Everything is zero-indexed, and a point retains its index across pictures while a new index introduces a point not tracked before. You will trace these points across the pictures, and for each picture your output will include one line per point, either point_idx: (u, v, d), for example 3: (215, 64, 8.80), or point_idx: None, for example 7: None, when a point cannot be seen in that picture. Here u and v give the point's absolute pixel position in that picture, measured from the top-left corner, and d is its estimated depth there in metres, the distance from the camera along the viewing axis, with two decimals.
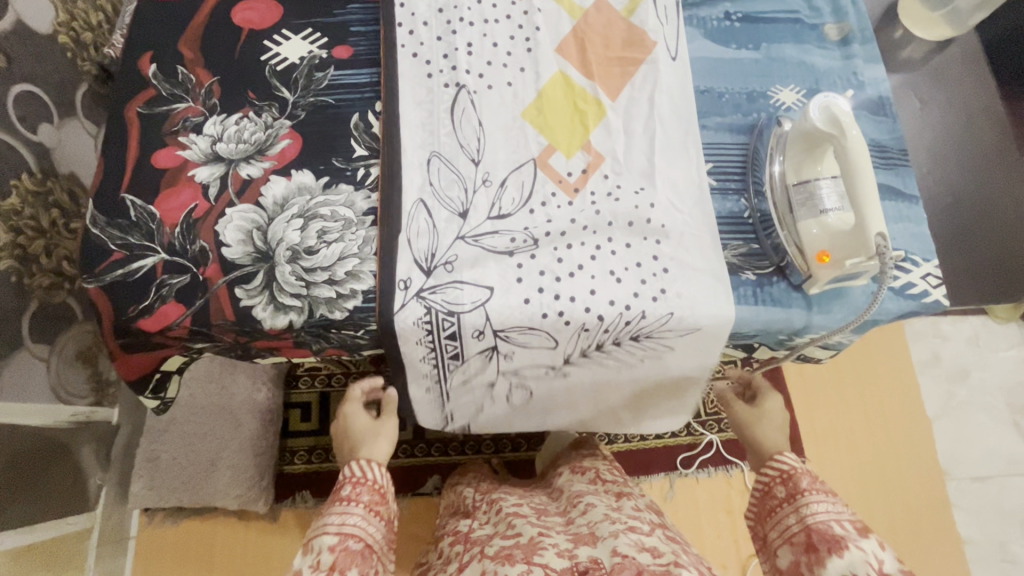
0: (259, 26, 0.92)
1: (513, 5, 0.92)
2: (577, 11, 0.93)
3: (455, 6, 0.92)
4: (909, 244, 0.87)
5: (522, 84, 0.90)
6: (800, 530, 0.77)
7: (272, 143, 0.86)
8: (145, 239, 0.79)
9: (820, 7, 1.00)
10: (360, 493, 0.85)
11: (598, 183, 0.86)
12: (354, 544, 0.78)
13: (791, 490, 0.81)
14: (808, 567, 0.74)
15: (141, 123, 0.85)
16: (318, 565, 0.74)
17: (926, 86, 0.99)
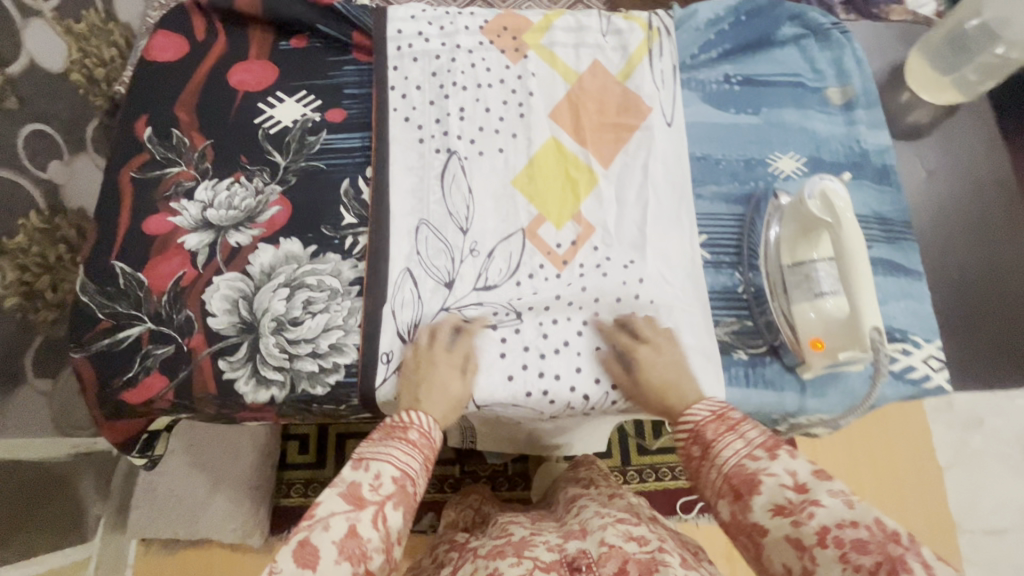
0: (254, 88, 0.93)
1: (508, 69, 0.91)
2: (572, 75, 0.91)
3: (449, 69, 0.91)
4: (911, 322, 0.84)
5: (513, 152, 0.89)
6: (722, 481, 0.65)
7: (261, 210, 0.86)
8: (132, 308, 0.80)
9: (823, 70, 0.97)
10: (424, 444, 0.69)
11: (587, 254, 0.85)
12: (410, 487, 0.65)
13: (703, 446, 0.68)
14: (743, 514, 0.62)
15: (134, 187, 0.86)
16: (377, 488, 0.62)
17: (929, 156, 0.97)
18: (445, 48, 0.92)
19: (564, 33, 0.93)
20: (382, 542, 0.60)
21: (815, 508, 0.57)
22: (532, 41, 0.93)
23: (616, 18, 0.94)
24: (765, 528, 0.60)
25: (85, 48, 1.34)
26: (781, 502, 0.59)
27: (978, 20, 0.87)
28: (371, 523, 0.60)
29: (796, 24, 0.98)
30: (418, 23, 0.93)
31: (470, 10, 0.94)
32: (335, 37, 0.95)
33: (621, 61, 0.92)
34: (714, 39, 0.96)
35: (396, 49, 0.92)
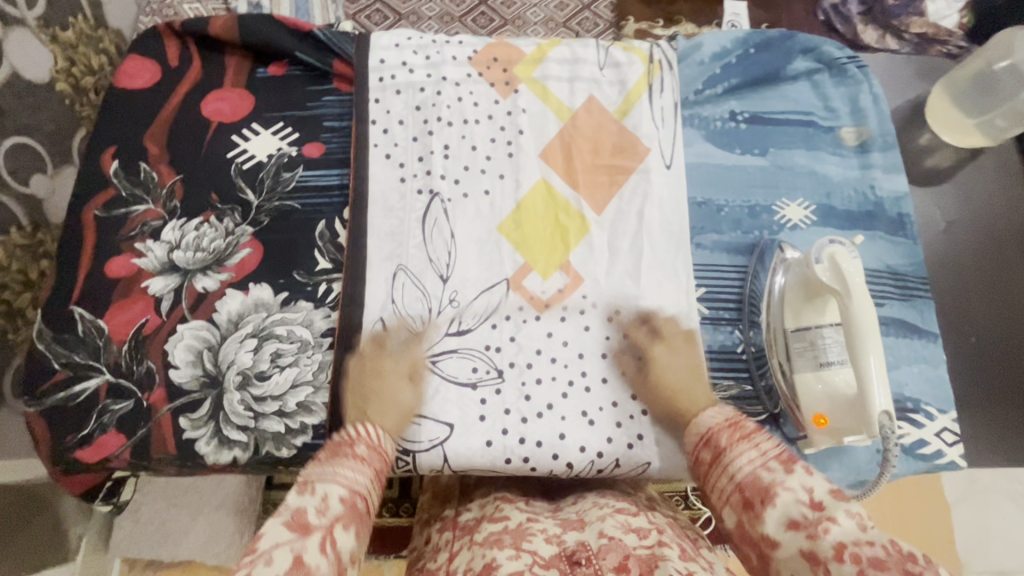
0: (229, 119, 0.88)
1: (497, 103, 0.86)
2: (565, 112, 0.86)
3: (433, 103, 0.86)
4: (924, 391, 0.78)
5: (500, 195, 0.84)
6: (733, 490, 0.59)
7: (231, 253, 0.81)
8: (90, 359, 0.75)
9: (837, 107, 0.91)
10: (373, 458, 0.63)
11: (573, 303, 0.80)
12: (361, 505, 0.58)
13: (716, 451, 0.63)
14: (751, 526, 0.56)
15: (98, 226, 0.81)
16: (324, 513, 0.54)
17: (946, 205, 0.90)
18: (430, 79, 0.87)
19: (558, 65, 0.87)
20: (332, 568, 0.52)
21: (830, 524, 0.51)
22: (523, 73, 0.87)
23: (615, 51, 0.88)
24: (777, 543, 0.53)
25: (73, 54, 1.09)
26: (797, 518, 0.53)
27: (1007, 61, 0.85)
28: (318, 551, 0.51)
29: (809, 57, 0.91)
30: (402, 53, 0.87)
31: (458, 38, 0.88)
32: (315, 66, 0.89)
33: (618, 98, 0.86)
34: (720, 73, 0.89)
35: (379, 80, 0.87)
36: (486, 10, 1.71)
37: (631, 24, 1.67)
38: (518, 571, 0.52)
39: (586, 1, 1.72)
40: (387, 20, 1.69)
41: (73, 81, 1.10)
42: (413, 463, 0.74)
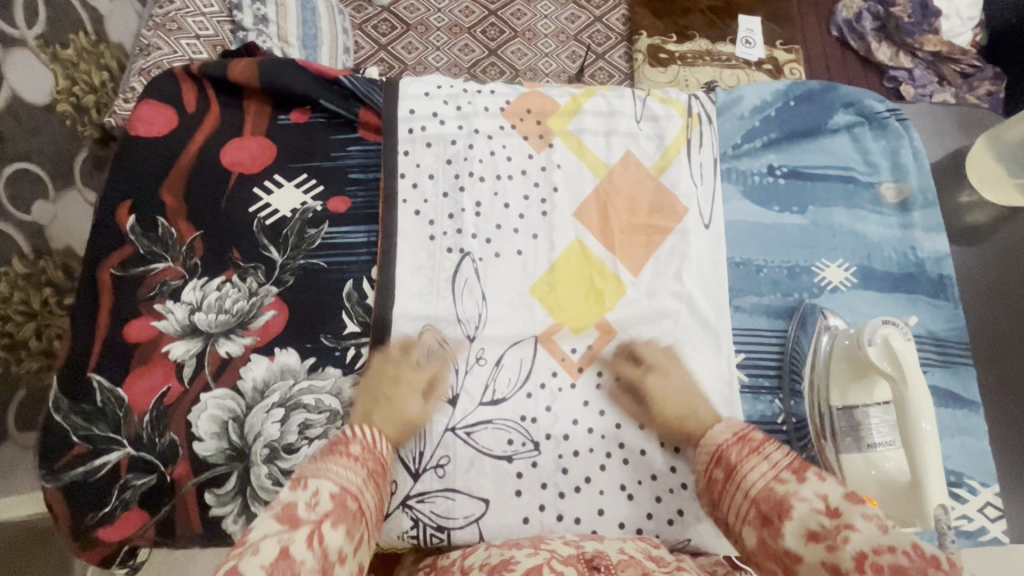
0: (249, 169, 0.84)
1: (531, 158, 0.83)
2: (601, 168, 0.83)
3: (465, 157, 0.83)
4: (966, 464, 0.76)
5: (532, 254, 0.81)
6: (749, 506, 0.57)
7: (255, 315, 0.78)
8: (110, 430, 0.72)
9: (877, 162, 0.88)
10: (368, 459, 0.60)
11: (606, 363, 0.78)
12: (352, 505, 0.55)
13: (728, 469, 0.61)
14: (772, 540, 0.55)
15: (115, 287, 0.78)
16: (314, 508, 0.52)
17: (983, 264, 0.88)
18: (461, 132, 0.84)
19: (593, 118, 0.85)
20: (318, 565, 0.49)
21: (849, 532, 0.50)
22: (559, 126, 0.85)
23: (652, 104, 0.86)
24: (799, 556, 0.52)
25: (74, 73, 1.06)
26: (816, 530, 0.52)
27: None
28: (305, 546, 0.49)
29: (849, 110, 0.90)
30: (434, 103, 0.85)
31: (490, 88, 0.86)
32: (340, 115, 0.86)
33: (656, 154, 0.84)
34: (759, 126, 0.87)
35: (408, 132, 0.84)
36: (495, 21, 1.68)
37: (644, 39, 1.63)
38: (536, 567, 0.52)
39: (596, 14, 1.72)
40: (394, 31, 1.65)
41: (75, 101, 1.07)
42: (448, 539, 0.72)
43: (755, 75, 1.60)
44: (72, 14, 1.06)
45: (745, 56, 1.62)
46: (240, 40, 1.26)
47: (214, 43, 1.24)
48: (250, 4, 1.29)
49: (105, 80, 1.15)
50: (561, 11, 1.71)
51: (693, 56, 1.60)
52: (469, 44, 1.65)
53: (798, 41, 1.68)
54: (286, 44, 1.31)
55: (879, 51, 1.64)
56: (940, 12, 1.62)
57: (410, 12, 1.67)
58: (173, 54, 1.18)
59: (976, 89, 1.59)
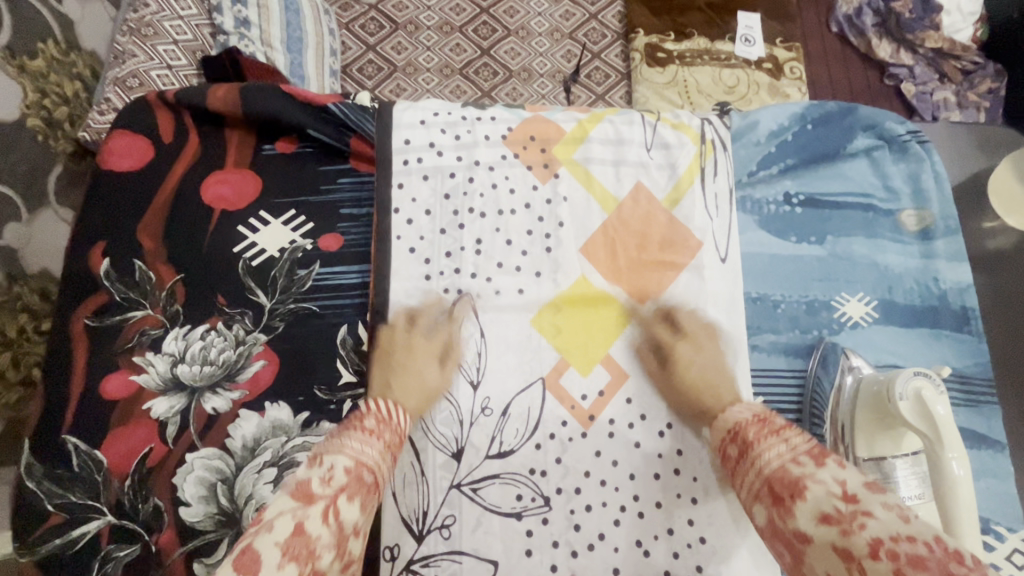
0: (232, 205, 0.78)
1: (536, 190, 0.79)
2: (610, 201, 0.79)
3: (465, 191, 0.78)
4: (992, 507, 0.73)
5: (537, 293, 0.76)
6: (762, 483, 0.56)
7: (243, 366, 0.72)
8: (89, 497, 0.67)
9: (898, 187, 0.84)
10: (382, 432, 0.63)
11: (618, 409, 0.73)
12: (367, 478, 0.57)
13: (745, 445, 0.61)
14: (781, 520, 0.53)
15: (89, 339, 0.72)
16: (329, 483, 0.54)
17: (1002, 290, 0.85)
18: (460, 163, 0.79)
19: (601, 146, 0.81)
20: (333, 539, 0.51)
21: (865, 518, 0.47)
22: (564, 155, 0.80)
23: (663, 131, 0.82)
24: (807, 538, 0.49)
25: (44, 84, 1.01)
26: (830, 512, 0.49)
27: None
28: (321, 522, 0.51)
29: (869, 133, 0.86)
30: (430, 133, 0.80)
31: (492, 114, 0.81)
32: (331, 144, 0.81)
33: (668, 185, 0.80)
34: (776, 152, 0.83)
35: (403, 163, 0.78)
36: (488, 19, 1.58)
37: (642, 37, 1.55)
38: None
39: (591, 10, 1.63)
40: (383, 30, 1.55)
41: (45, 115, 1.01)
42: None
43: (755, 74, 1.53)
44: (37, 22, 0.99)
45: (745, 55, 1.56)
46: (221, 44, 1.18)
47: (193, 49, 1.17)
48: (229, 6, 1.21)
49: (79, 90, 1.10)
50: (555, 7, 1.62)
51: (691, 55, 1.54)
52: (461, 43, 1.56)
53: (799, 38, 1.63)
54: (270, 49, 1.23)
55: (879, 48, 1.61)
56: (942, 8, 1.58)
57: (399, 10, 1.57)
58: (149, 61, 1.12)
59: (977, 87, 1.55)
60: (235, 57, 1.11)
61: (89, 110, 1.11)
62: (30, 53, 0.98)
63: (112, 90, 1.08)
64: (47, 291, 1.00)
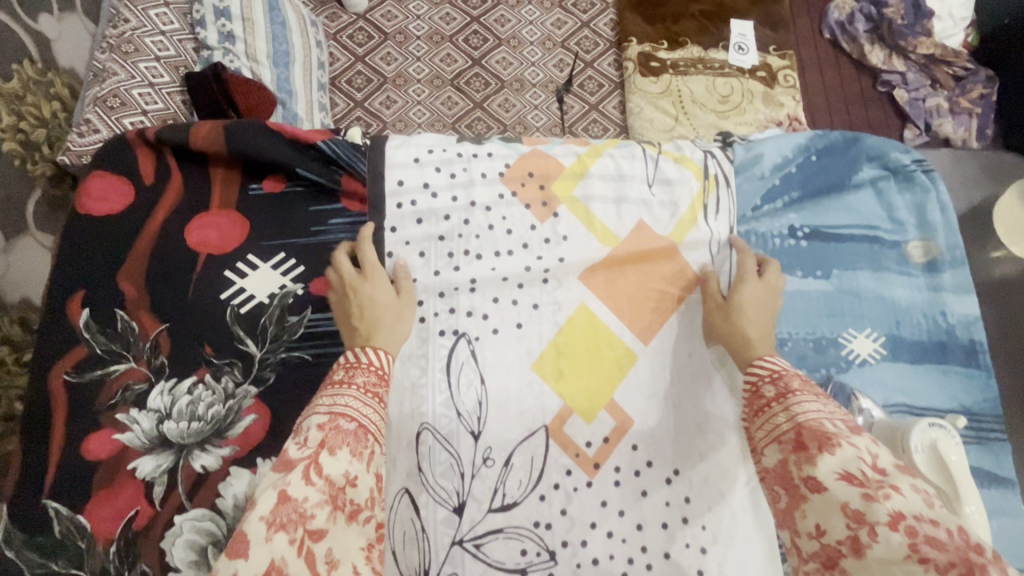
0: (219, 249, 0.75)
1: (534, 229, 0.76)
2: (611, 238, 0.77)
3: (460, 232, 0.76)
4: (1009, 550, 0.71)
5: (536, 331, 0.73)
6: (790, 428, 0.57)
7: (233, 421, 0.69)
8: (71, 565, 0.63)
9: (903, 219, 0.83)
10: (353, 376, 0.62)
11: (624, 456, 0.69)
12: (347, 426, 0.56)
13: (780, 391, 0.60)
14: (797, 466, 0.54)
15: (69, 397, 0.68)
16: (305, 446, 0.54)
17: (997, 314, 0.85)
18: (455, 202, 0.77)
19: (601, 182, 0.78)
20: (325, 493, 0.52)
21: (891, 491, 0.48)
22: (563, 191, 0.78)
23: (666, 165, 0.80)
24: (821, 487, 0.51)
25: (20, 106, 0.95)
26: (853, 473, 0.50)
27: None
28: (303, 484, 0.51)
29: (875, 163, 0.85)
30: (424, 171, 0.77)
31: (488, 151, 0.79)
32: (321, 183, 0.78)
33: (670, 223, 0.78)
34: (781, 184, 0.81)
35: (397, 207, 0.76)
36: (478, 28, 1.55)
37: (634, 46, 1.53)
38: None
39: (583, 18, 1.59)
40: (372, 40, 1.51)
41: (22, 138, 0.96)
42: None
43: (749, 82, 1.51)
44: (13, 42, 0.95)
45: (739, 63, 1.53)
46: (205, 58, 1.15)
47: (176, 64, 1.12)
48: (213, 19, 1.17)
49: (57, 110, 1.03)
50: (546, 16, 1.58)
51: (684, 64, 1.52)
52: (451, 53, 1.52)
53: (792, 45, 1.61)
54: (256, 63, 1.19)
55: (872, 54, 1.59)
56: (934, 14, 1.56)
57: (388, 20, 1.53)
58: (130, 79, 1.05)
59: (969, 93, 1.54)
60: (219, 72, 1.07)
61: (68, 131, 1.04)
62: (4, 74, 0.93)
63: (91, 111, 1.02)
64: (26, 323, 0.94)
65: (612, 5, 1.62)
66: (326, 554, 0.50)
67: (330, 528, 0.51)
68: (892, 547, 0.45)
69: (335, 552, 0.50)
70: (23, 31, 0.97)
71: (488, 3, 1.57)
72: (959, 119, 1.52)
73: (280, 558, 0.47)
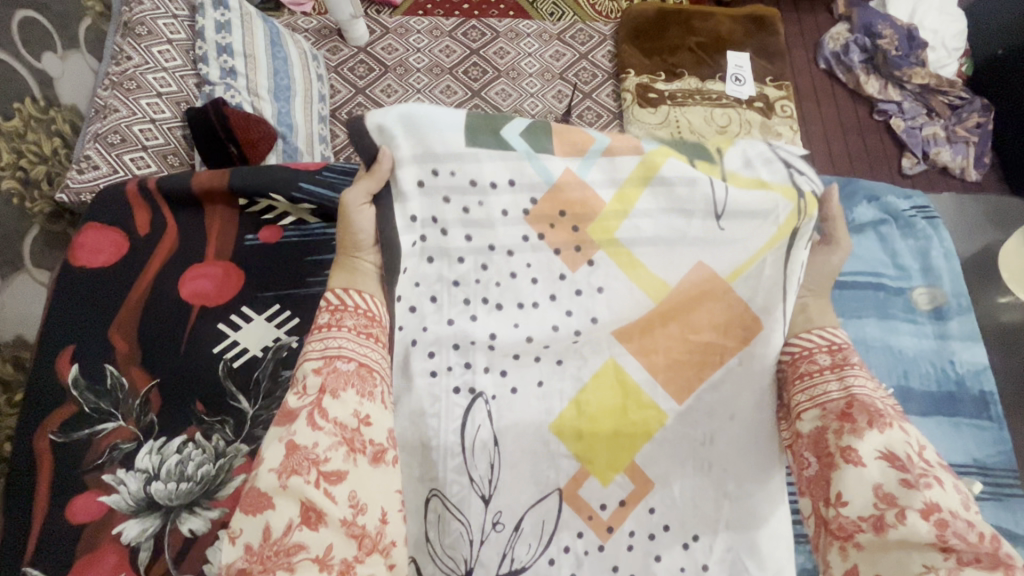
0: (213, 300, 0.75)
1: (563, 279, 0.68)
2: (660, 287, 0.67)
3: (478, 279, 0.68)
4: None
5: (559, 382, 0.67)
6: (841, 397, 0.58)
7: (223, 482, 0.67)
8: None
9: (907, 265, 0.84)
10: (341, 319, 0.59)
11: (639, 521, 0.64)
12: (346, 369, 0.56)
13: (836, 361, 0.61)
14: (837, 436, 0.56)
15: (54, 459, 0.66)
16: (304, 395, 0.54)
17: (998, 352, 0.85)
18: (473, 243, 0.68)
19: (649, 220, 0.67)
20: (336, 436, 0.53)
21: (931, 483, 0.51)
22: (603, 235, 0.68)
23: (741, 191, 0.65)
24: (859, 457, 0.54)
25: (21, 145, 0.94)
26: (898, 451, 0.53)
27: None
28: (310, 431, 0.52)
29: (875, 207, 0.87)
30: (437, 199, 0.67)
31: (509, 177, 0.67)
32: (319, 194, 0.79)
33: (740, 254, 0.66)
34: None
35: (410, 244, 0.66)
36: (478, 60, 1.56)
37: (632, 77, 1.53)
38: None
39: (582, 50, 1.61)
40: (373, 73, 1.53)
41: (21, 176, 0.94)
42: None
43: (746, 113, 1.52)
44: (16, 80, 0.94)
45: (736, 94, 1.54)
46: (206, 93, 1.16)
47: (177, 100, 1.13)
48: (215, 55, 1.18)
49: (57, 147, 1.03)
50: (544, 48, 1.59)
51: (682, 95, 1.54)
52: (451, 85, 1.53)
53: (790, 75, 1.62)
54: (257, 98, 1.21)
55: (868, 84, 1.61)
56: (927, 45, 1.59)
57: (388, 53, 1.55)
58: (131, 116, 1.06)
59: (965, 121, 1.55)
60: (220, 107, 1.08)
61: (68, 167, 1.05)
62: (4, 113, 0.91)
63: (91, 148, 1.02)
64: (20, 363, 0.91)
65: (610, 37, 1.64)
66: (350, 497, 0.51)
67: (349, 470, 0.52)
68: (920, 535, 0.49)
69: (360, 495, 0.51)
70: (27, 70, 0.96)
71: (487, 36, 1.59)
72: (956, 147, 1.54)
73: (306, 500, 0.50)
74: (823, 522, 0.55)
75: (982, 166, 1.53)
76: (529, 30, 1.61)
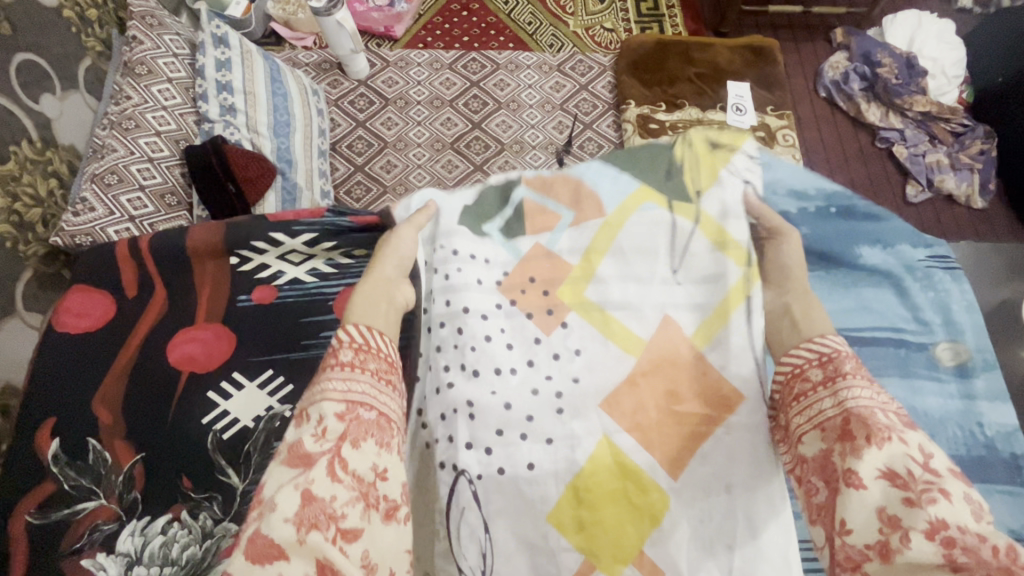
0: (202, 365, 0.72)
1: (537, 343, 0.68)
2: (633, 342, 0.68)
3: (456, 344, 0.67)
4: None
5: (550, 465, 0.62)
6: (838, 415, 0.53)
7: (210, 563, 0.62)
8: None
9: (928, 319, 0.80)
10: (365, 361, 0.56)
11: None
12: (367, 417, 0.53)
13: (830, 373, 0.55)
14: (841, 458, 0.51)
15: (30, 543, 0.62)
16: (323, 439, 0.50)
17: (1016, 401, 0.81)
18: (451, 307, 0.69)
19: (616, 286, 0.71)
20: (355, 490, 0.49)
21: (936, 494, 0.46)
22: (571, 296, 0.71)
23: (696, 255, 0.71)
24: (863, 482, 0.49)
25: (16, 188, 0.91)
26: (900, 469, 0.48)
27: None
28: (329, 482, 0.48)
29: (895, 257, 0.83)
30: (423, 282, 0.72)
31: (485, 255, 0.74)
32: (316, 237, 0.80)
33: (696, 320, 0.68)
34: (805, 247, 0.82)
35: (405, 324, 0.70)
36: (478, 93, 1.55)
37: (632, 108, 1.51)
38: None
39: (581, 81, 1.59)
40: (372, 106, 1.51)
41: (16, 219, 0.91)
42: None
43: None
44: (13, 122, 0.91)
45: (738, 123, 1.51)
46: (206, 131, 1.15)
47: (176, 138, 1.11)
48: (215, 93, 1.17)
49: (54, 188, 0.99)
50: (544, 79, 1.58)
51: (684, 124, 1.52)
52: (451, 117, 1.52)
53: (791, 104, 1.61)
54: (257, 134, 1.19)
55: (869, 111, 1.59)
56: (926, 72, 1.58)
57: (388, 86, 1.54)
58: (129, 155, 1.02)
59: (968, 148, 1.53)
60: (219, 146, 1.08)
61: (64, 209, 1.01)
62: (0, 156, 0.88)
63: (88, 188, 0.98)
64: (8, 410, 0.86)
65: (610, 68, 1.63)
66: (363, 557, 0.47)
67: (365, 527, 0.48)
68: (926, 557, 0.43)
69: (373, 555, 0.48)
70: (23, 112, 0.93)
71: (487, 68, 1.59)
72: (959, 174, 1.51)
73: (324, 558, 0.45)
74: (832, 553, 0.50)
75: (988, 193, 1.50)
76: (528, 62, 1.61)
